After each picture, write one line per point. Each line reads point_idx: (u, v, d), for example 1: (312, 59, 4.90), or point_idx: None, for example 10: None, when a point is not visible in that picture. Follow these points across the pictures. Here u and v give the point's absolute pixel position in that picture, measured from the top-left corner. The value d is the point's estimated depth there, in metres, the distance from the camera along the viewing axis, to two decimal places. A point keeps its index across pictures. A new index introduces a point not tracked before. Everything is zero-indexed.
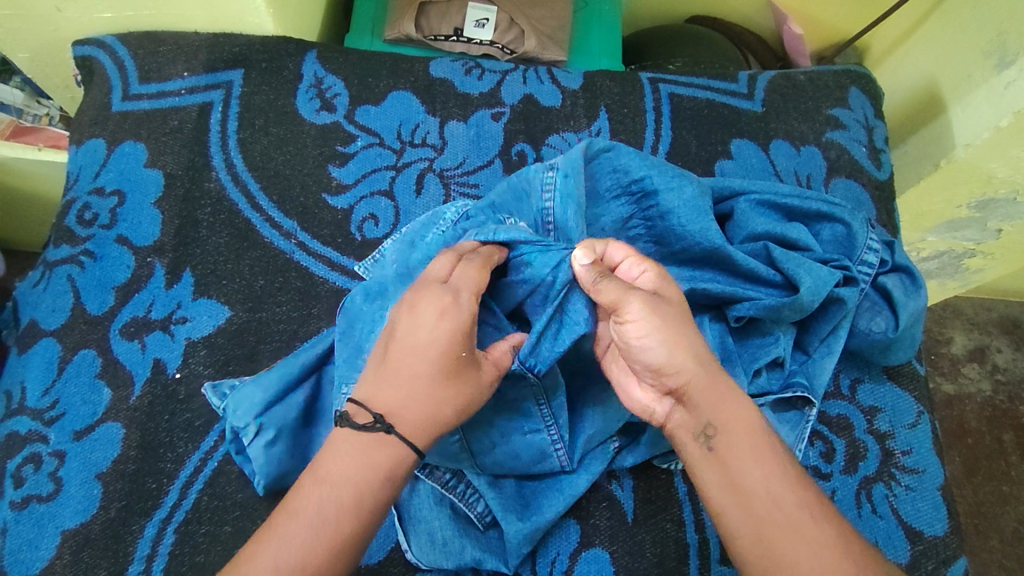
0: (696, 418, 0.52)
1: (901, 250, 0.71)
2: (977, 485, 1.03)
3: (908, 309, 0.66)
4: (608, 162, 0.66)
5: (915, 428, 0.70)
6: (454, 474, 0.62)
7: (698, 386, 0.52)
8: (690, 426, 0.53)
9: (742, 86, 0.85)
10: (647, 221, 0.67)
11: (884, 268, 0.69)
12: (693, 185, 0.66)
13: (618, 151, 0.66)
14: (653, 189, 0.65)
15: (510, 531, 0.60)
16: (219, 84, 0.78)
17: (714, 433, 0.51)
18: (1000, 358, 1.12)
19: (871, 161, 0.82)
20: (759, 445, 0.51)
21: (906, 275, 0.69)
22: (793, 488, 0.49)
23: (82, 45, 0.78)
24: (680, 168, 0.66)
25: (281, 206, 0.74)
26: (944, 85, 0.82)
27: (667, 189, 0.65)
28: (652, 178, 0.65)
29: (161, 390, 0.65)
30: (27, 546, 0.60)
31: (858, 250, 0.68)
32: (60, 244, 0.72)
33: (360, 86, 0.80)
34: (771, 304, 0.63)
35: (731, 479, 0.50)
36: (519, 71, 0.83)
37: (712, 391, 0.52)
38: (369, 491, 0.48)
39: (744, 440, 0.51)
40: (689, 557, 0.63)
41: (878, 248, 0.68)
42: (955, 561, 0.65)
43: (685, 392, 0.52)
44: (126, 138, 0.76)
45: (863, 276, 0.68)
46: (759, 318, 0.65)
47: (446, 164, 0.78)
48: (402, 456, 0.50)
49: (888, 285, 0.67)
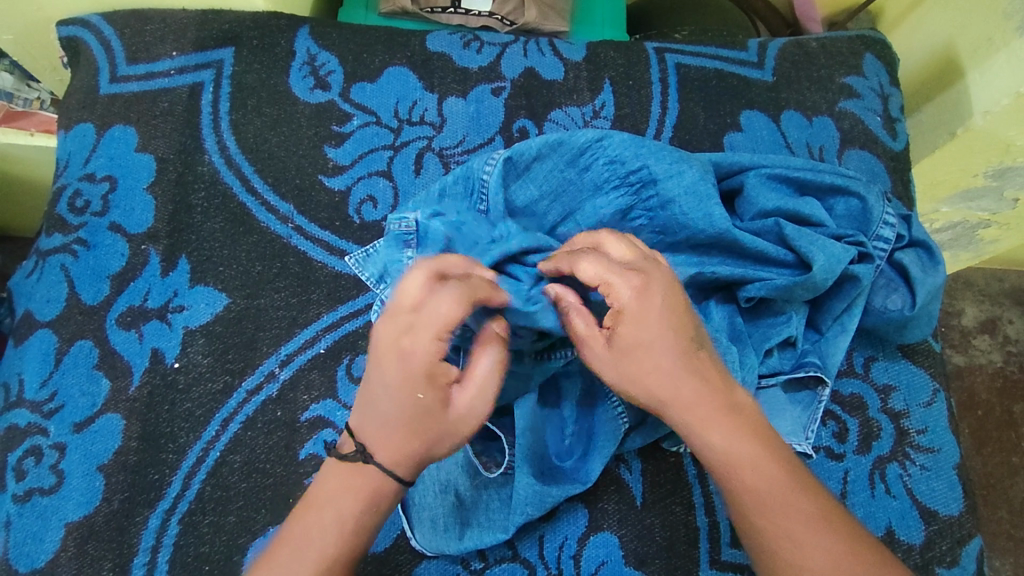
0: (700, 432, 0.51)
1: (919, 224, 0.68)
2: (986, 457, 1.02)
3: (926, 286, 0.64)
4: (601, 152, 0.64)
5: (930, 407, 0.68)
6: (483, 448, 0.62)
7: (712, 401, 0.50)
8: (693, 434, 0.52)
9: (752, 54, 0.82)
10: (649, 212, 0.64)
11: (901, 243, 0.67)
12: (693, 167, 0.63)
13: (611, 140, 0.64)
14: (653, 178, 0.63)
15: (521, 485, 0.59)
16: (210, 63, 0.76)
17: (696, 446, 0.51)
18: (1012, 329, 1.10)
19: (886, 131, 0.79)
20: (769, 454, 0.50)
21: (924, 249, 0.67)
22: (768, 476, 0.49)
23: (67, 25, 0.76)
24: (680, 152, 0.64)
25: (276, 189, 0.72)
26: (962, 49, 0.79)
27: (666, 177, 0.63)
28: (651, 166, 0.63)
29: (160, 380, 0.64)
30: (32, 540, 0.59)
31: (873, 226, 0.65)
32: (52, 233, 0.70)
33: (355, 62, 0.77)
34: (783, 284, 0.61)
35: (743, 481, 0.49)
36: (519, 44, 0.80)
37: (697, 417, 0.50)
38: (358, 521, 0.48)
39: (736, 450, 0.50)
40: (700, 541, 0.62)
41: (894, 223, 0.66)
42: (970, 540, 0.64)
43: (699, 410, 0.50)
44: (116, 122, 0.74)
45: (878, 252, 0.65)
46: (770, 298, 0.64)
47: (446, 142, 0.75)
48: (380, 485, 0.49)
49: (904, 262, 0.65)
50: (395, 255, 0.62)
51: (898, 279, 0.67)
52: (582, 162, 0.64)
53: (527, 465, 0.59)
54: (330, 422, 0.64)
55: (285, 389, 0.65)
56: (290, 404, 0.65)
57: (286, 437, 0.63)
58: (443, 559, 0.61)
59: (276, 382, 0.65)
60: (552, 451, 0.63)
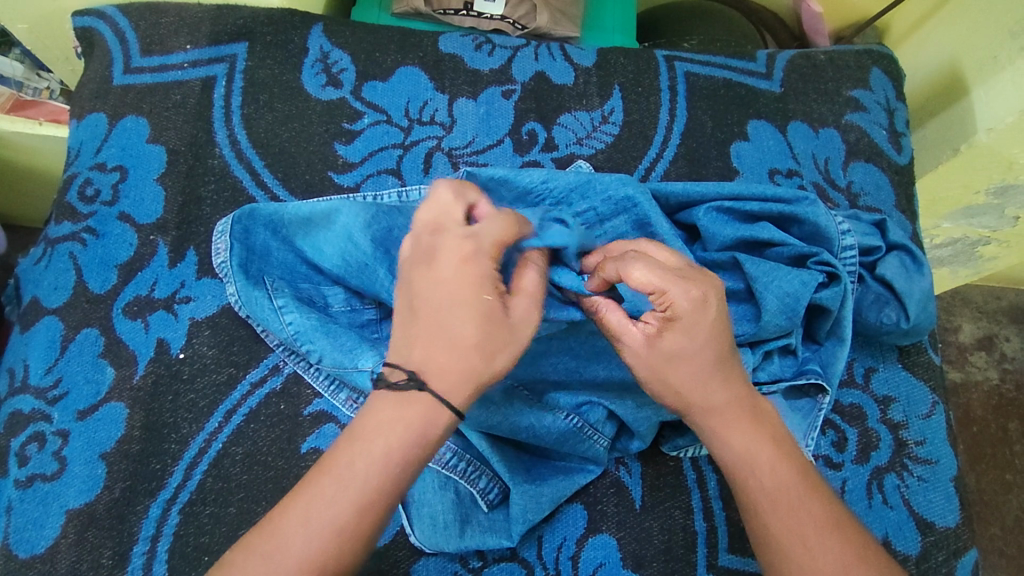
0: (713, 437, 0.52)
1: (894, 228, 0.69)
2: (980, 473, 1.03)
3: (915, 296, 0.65)
4: (548, 192, 0.65)
5: (929, 419, 0.68)
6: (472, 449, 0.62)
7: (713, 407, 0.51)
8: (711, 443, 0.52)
9: (760, 65, 0.82)
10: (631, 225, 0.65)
11: (881, 255, 0.68)
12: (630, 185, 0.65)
13: (556, 181, 0.65)
14: (601, 216, 0.65)
15: (517, 492, 0.60)
16: (223, 58, 0.76)
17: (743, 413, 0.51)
18: (1008, 347, 1.10)
19: (891, 145, 0.80)
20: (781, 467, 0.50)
21: (906, 253, 0.68)
22: (786, 467, 0.50)
23: (82, 15, 0.77)
24: (623, 175, 0.66)
25: (286, 184, 0.73)
26: (967, 67, 0.80)
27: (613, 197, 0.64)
28: (597, 206, 0.65)
29: (165, 369, 0.64)
30: (33, 525, 0.59)
31: (836, 244, 0.65)
32: (62, 221, 0.71)
33: (367, 61, 0.78)
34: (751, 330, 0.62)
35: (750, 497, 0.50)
36: (530, 47, 0.81)
37: (733, 408, 0.51)
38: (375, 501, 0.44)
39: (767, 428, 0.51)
40: (698, 546, 0.63)
41: (852, 235, 0.66)
42: (965, 553, 0.64)
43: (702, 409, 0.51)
44: (128, 113, 0.74)
45: (849, 267, 0.66)
46: (764, 339, 0.63)
47: (455, 143, 0.76)
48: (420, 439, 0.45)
49: (886, 276, 0.66)
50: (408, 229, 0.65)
51: (885, 292, 0.67)
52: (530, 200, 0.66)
53: (516, 474, 0.61)
54: (333, 416, 0.64)
55: (289, 383, 0.65)
56: (294, 397, 0.65)
57: (289, 431, 0.64)
58: (442, 556, 0.61)
59: (281, 375, 0.65)
60: (539, 454, 0.64)
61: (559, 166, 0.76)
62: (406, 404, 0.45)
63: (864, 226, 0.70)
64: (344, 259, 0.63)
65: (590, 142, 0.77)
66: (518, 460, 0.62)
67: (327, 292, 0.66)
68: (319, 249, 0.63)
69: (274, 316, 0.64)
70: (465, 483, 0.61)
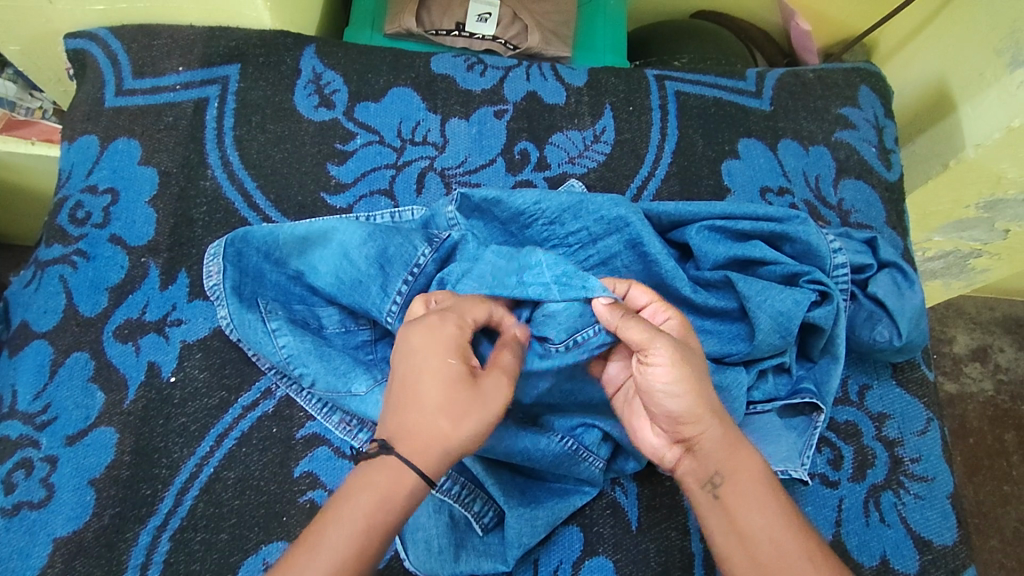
0: (704, 466, 0.52)
1: (885, 245, 0.70)
2: (978, 485, 1.02)
3: (906, 313, 0.65)
4: (541, 213, 0.65)
5: (924, 436, 0.68)
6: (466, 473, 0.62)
7: (711, 438, 0.52)
8: (698, 474, 0.52)
9: (750, 84, 0.83)
10: (626, 246, 0.65)
11: (872, 272, 0.68)
12: (624, 205, 0.64)
13: (549, 202, 0.65)
14: (593, 238, 0.65)
15: (511, 515, 0.59)
16: (215, 79, 0.76)
17: (723, 481, 0.51)
18: (1003, 358, 1.10)
19: (880, 161, 0.80)
20: (764, 495, 0.50)
21: (897, 270, 0.68)
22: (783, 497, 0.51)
23: (75, 37, 0.77)
24: (616, 195, 0.65)
25: (278, 205, 0.73)
26: (954, 84, 0.81)
27: (607, 219, 0.64)
28: (589, 227, 0.65)
29: (155, 394, 0.64)
30: (18, 555, 0.58)
31: (828, 261, 0.66)
32: (52, 244, 0.70)
33: (359, 82, 0.78)
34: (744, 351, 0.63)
35: (733, 523, 0.49)
36: (522, 68, 0.81)
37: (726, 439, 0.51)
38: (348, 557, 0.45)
39: (752, 485, 0.50)
40: (695, 567, 0.62)
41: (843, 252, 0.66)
42: (964, 571, 0.64)
43: (698, 443, 0.52)
44: (120, 135, 0.74)
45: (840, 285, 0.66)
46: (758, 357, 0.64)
47: (448, 163, 0.76)
48: (396, 486, 0.47)
49: (877, 293, 0.66)
50: (407, 247, 0.63)
51: (877, 309, 0.67)
52: (523, 220, 0.66)
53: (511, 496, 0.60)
54: (326, 439, 0.64)
55: (281, 406, 0.65)
56: (286, 420, 0.64)
57: (281, 454, 0.63)
58: None
59: (273, 398, 0.65)
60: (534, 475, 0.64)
61: (551, 185, 0.76)
62: (375, 468, 0.47)
63: (856, 245, 0.70)
64: (339, 281, 0.63)
65: (582, 161, 0.77)
66: (513, 482, 0.62)
67: (321, 314, 0.66)
68: (314, 272, 0.63)
69: (267, 339, 0.64)
70: (460, 508, 0.60)
